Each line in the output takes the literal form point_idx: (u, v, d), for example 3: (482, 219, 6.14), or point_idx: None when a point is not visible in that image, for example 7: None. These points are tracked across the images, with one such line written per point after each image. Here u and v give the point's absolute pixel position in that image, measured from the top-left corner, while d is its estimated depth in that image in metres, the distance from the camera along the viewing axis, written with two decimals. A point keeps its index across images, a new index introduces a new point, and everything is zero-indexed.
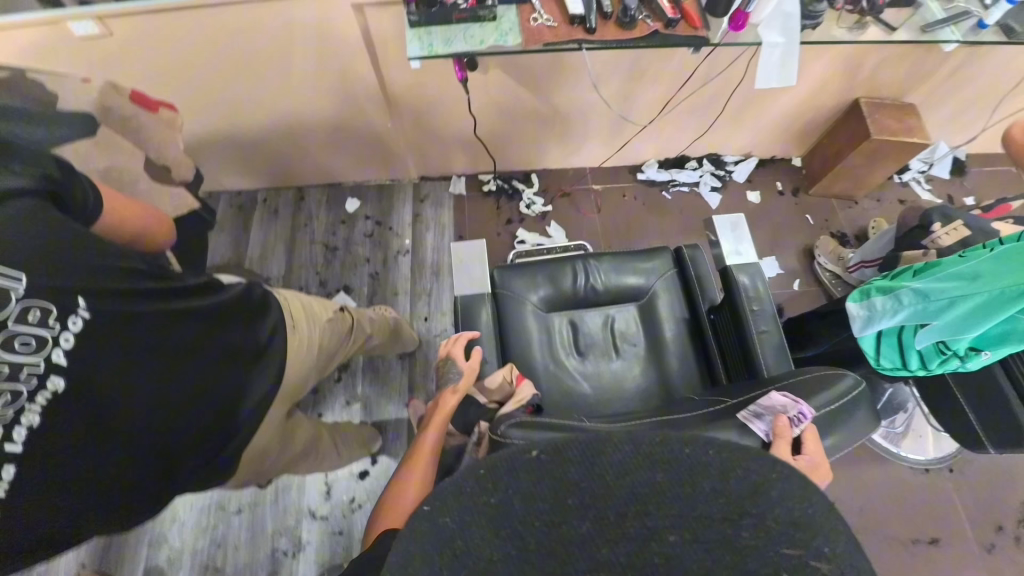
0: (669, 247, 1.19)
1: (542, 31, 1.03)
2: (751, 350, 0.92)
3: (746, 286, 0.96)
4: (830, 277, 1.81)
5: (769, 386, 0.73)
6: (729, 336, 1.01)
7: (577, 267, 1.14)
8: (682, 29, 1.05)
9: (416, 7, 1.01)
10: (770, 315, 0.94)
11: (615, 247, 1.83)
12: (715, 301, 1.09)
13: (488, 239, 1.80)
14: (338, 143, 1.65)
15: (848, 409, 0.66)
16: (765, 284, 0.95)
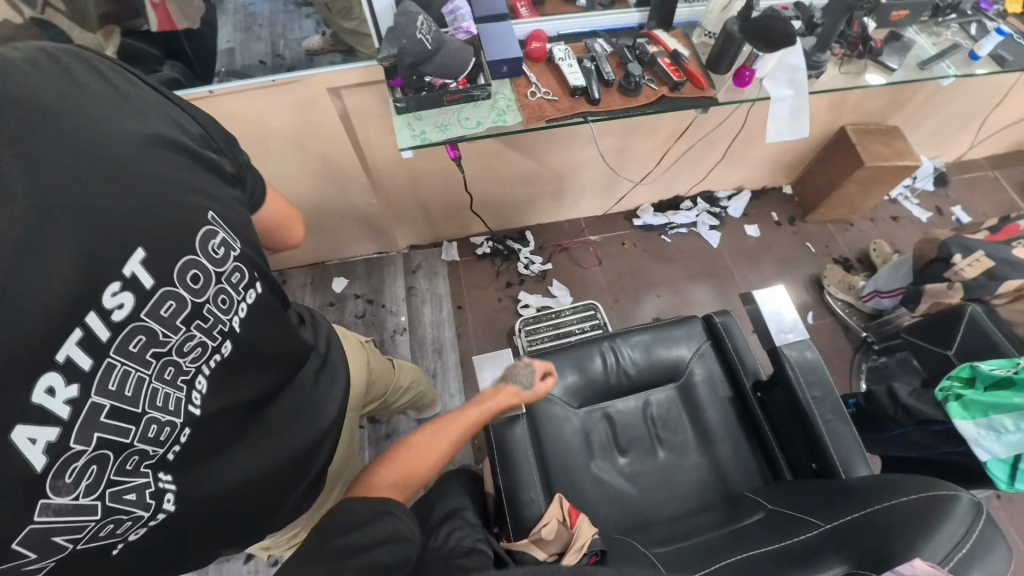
0: (698, 316, 1.11)
1: (543, 107, 0.96)
2: (820, 442, 0.84)
3: (797, 359, 0.89)
4: (843, 306, 1.75)
5: (868, 510, 0.63)
6: (785, 417, 0.91)
7: (604, 348, 1.05)
8: (688, 91, 1.00)
9: (404, 94, 0.93)
10: (829, 390, 0.87)
11: (623, 300, 1.74)
12: (761, 376, 0.99)
13: (489, 306, 1.69)
14: (320, 224, 1.54)
15: (978, 552, 0.55)
16: (819, 356, 0.88)
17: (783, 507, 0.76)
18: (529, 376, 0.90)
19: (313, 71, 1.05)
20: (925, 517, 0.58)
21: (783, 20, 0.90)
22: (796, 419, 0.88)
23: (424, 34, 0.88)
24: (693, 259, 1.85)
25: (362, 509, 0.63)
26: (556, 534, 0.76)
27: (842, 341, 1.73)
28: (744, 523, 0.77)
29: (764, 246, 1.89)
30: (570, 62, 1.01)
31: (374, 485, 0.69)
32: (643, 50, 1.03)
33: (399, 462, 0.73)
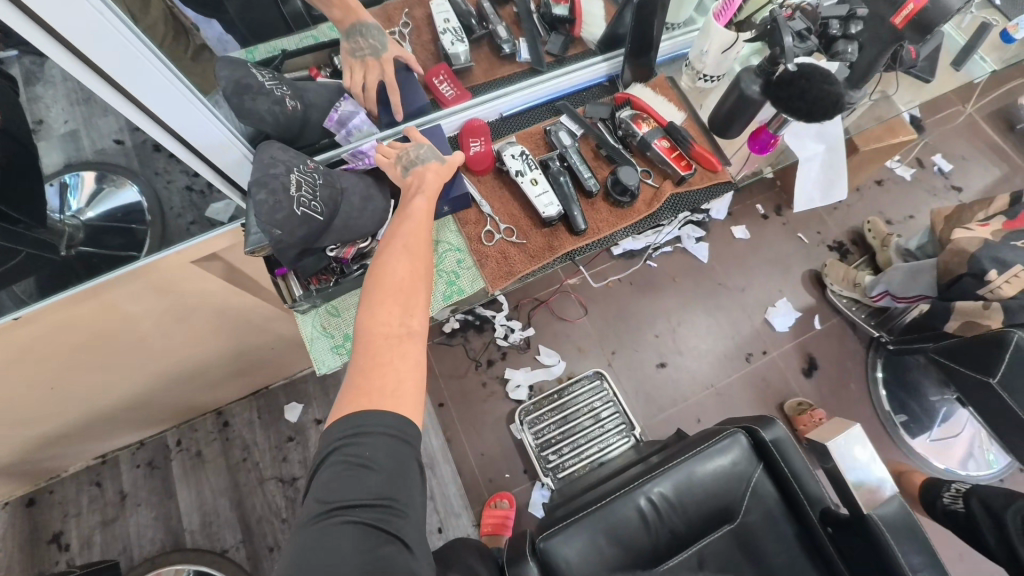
0: (744, 427, 0.95)
1: (510, 257, 0.75)
2: None
3: (883, 513, 0.77)
4: (848, 304, 1.59)
5: None
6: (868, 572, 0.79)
7: (642, 501, 0.91)
8: (699, 181, 0.79)
9: (314, 286, 0.73)
10: (924, 546, 0.75)
11: (621, 350, 1.54)
12: (830, 508, 0.87)
13: (473, 395, 1.47)
14: (245, 361, 1.26)
15: None
16: (907, 508, 0.77)
17: None
18: (434, 153, 0.72)
19: (164, 251, 0.82)
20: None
21: (824, 79, 0.67)
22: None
23: (309, 201, 0.64)
24: (685, 281, 1.63)
25: (372, 430, 0.55)
26: None
27: (852, 341, 1.60)
28: None
29: (756, 248, 1.69)
30: (538, 174, 0.75)
31: (374, 347, 0.60)
32: (626, 129, 0.79)
33: (389, 303, 0.61)
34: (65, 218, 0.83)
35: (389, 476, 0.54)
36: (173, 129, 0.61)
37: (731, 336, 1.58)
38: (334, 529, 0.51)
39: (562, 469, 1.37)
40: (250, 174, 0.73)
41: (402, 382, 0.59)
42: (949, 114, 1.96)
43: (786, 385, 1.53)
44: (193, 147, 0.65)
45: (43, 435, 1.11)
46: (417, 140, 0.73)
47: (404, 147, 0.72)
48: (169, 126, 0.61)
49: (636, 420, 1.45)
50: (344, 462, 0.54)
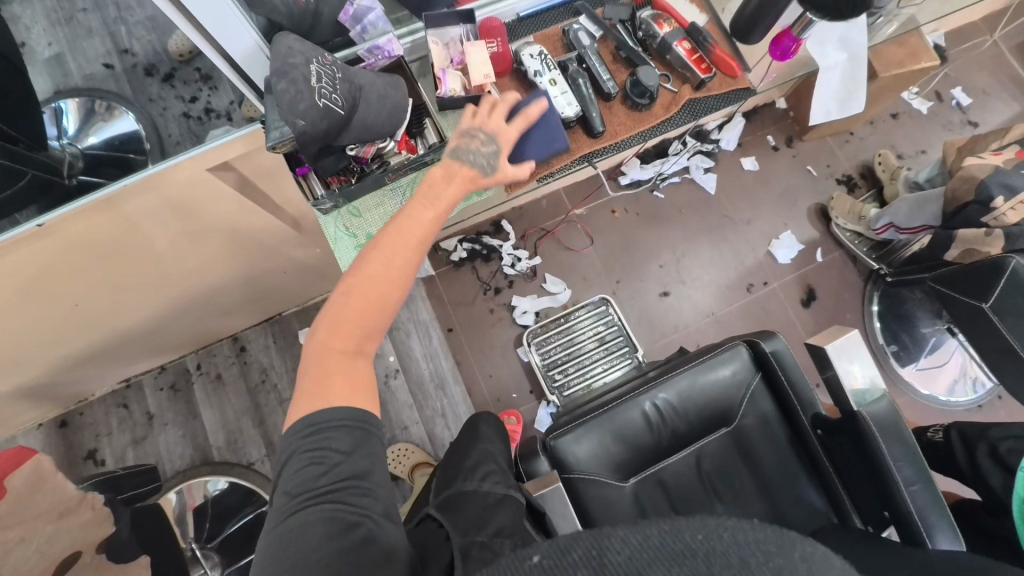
0: (745, 339, 1.01)
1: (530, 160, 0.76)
2: (893, 498, 0.81)
3: (875, 411, 0.82)
4: (852, 237, 1.61)
5: None
6: (857, 467, 0.88)
7: (646, 406, 0.98)
8: (718, 86, 0.78)
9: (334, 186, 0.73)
10: (907, 444, 0.81)
11: (626, 281, 1.57)
12: (820, 412, 0.94)
13: (480, 322, 1.51)
14: (258, 285, 1.28)
15: None
16: (895, 408, 0.82)
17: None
18: (492, 159, 0.69)
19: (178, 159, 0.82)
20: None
21: None
22: (872, 476, 0.85)
23: (330, 93, 0.63)
24: (692, 213, 1.63)
25: (332, 425, 0.60)
26: None
27: (851, 274, 1.63)
28: None
29: (763, 181, 1.68)
30: (557, 74, 0.74)
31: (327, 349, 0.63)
32: (648, 28, 0.77)
33: (342, 307, 0.64)
34: (65, 146, 0.98)
35: (354, 461, 0.59)
36: (199, 22, 0.59)
37: (734, 268, 1.60)
38: (306, 515, 0.55)
39: (566, 388, 1.44)
40: (265, 68, 0.72)
41: (353, 389, 0.63)
42: (976, 43, 1.87)
43: (785, 316, 1.58)
44: (214, 41, 0.63)
45: (73, 353, 1.16)
46: (498, 143, 0.69)
47: (483, 132, 0.69)
48: (190, 13, 0.57)
49: (639, 345, 1.51)
50: (305, 454, 0.58)
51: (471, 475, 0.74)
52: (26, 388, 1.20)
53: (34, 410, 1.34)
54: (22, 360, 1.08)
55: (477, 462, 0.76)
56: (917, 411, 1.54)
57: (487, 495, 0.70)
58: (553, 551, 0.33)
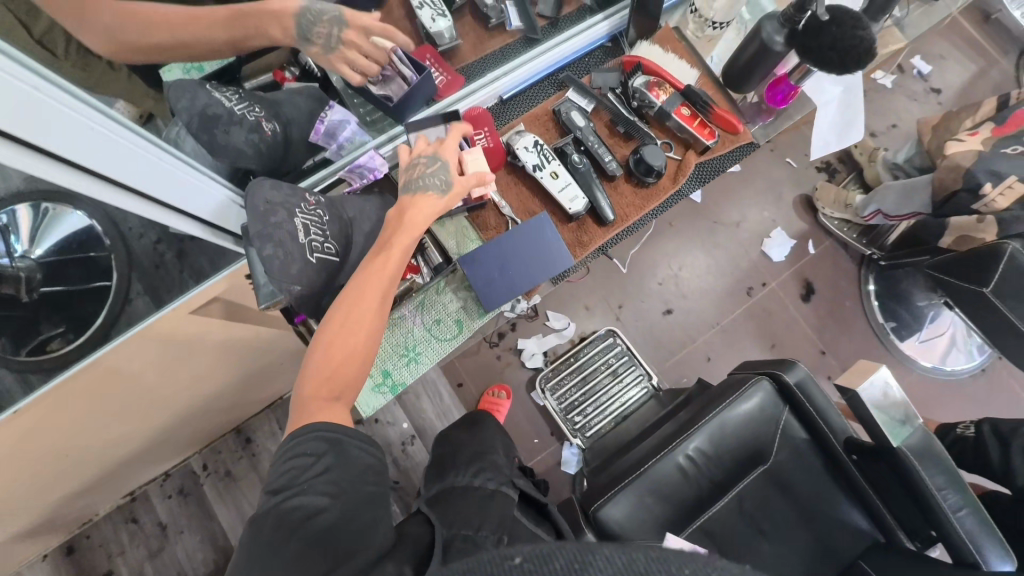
0: (767, 371, 1.01)
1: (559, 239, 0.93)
2: (937, 520, 0.83)
3: (911, 445, 0.84)
4: (840, 225, 1.61)
5: None
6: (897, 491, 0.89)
7: (678, 457, 0.96)
8: (725, 144, 0.97)
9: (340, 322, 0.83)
10: (945, 469, 0.84)
11: (629, 303, 1.55)
12: (850, 436, 0.95)
13: (489, 371, 1.47)
14: (254, 382, 1.21)
15: None
16: (926, 435, 0.84)
17: None
18: (445, 177, 0.78)
19: None
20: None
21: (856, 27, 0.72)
22: (912, 498, 0.87)
23: (321, 244, 0.72)
24: (682, 223, 1.61)
25: (314, 432, 0.64)
26: None
27: (845, 260, 1.64)
28: None
29: (747, 179, 1.67)
30: (558, 165, 0.90)
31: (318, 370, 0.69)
32: (642, 98, 0.95)
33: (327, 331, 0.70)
34: (16, 263, 0.79)
35: (334, 466, 0.62)
36: (165, 201, 0.66)
37: (733, 272, 1.60)
38: (284, 509, 0.58)
39: (588, 428, 1.41)
40: (240, 219, 0.80)
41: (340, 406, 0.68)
42: None
43: (788, 314, 1.59)
44: (185, 211, 0.70)
45: (67, 494, 1.08)
46: (438, 159, 0.78)
47: (420, 158, 0.78)
48: (150, 195, 0.64)
49: (651, 368, 1.49)
50: (286, 462, 0.62)
51: (463, 471, 0.83)
52: (21, 535, 1.11)
53: (34, 549, 1.25)
54: (13, 517, 0.99)
55: (473, 455, 0.88)
56: (926, 386, 1.57)
57: (473, 493, 0.77)
58: (535, 555, 0.36)
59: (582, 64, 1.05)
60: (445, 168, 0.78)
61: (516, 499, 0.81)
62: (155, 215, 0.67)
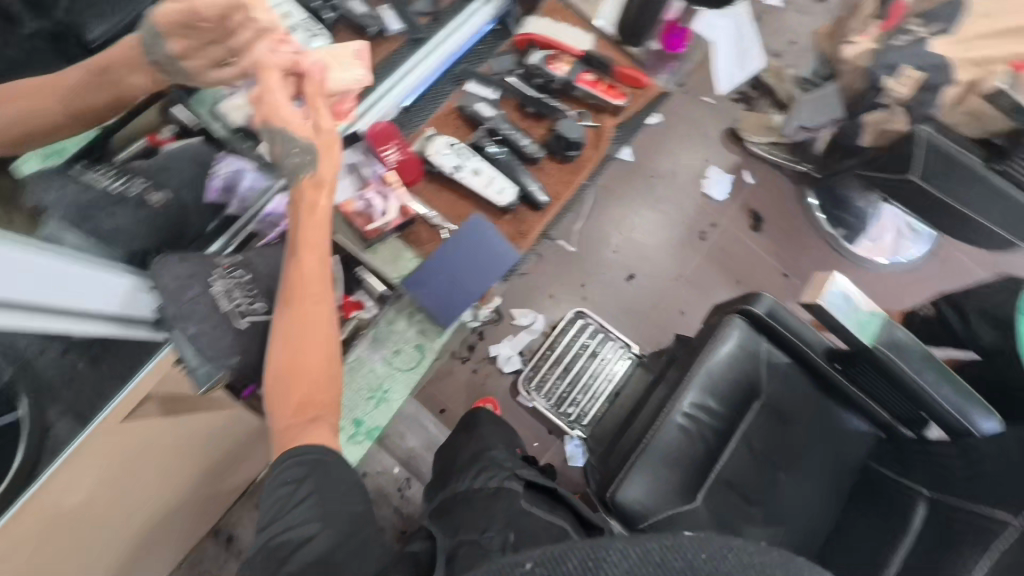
0: (737, 310, 1.02)
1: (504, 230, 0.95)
2: (926, 403, 0.86)
3: (882, 340, 0.87)
4: (768, 149, 1.65)
5: None
6: (886, 388, 0.91)
7: (675, 416, 0.96)
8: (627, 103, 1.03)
9: None
10: (921, 355, 0.87)
11: (590, 280, 1.54)
12: (832, 348, 0.97)
13: (468, 384, 1.44)
14: (223, 472, 1.13)
15: None
16: (896, 330, 0.87)
17: (935, 489, 0.83)
18: (303, 142, 0.71)
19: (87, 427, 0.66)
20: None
21: None
22: (900, 390, 0.89)
23: (250, 306, 0.76)
24: (620, 187, 1.62)
25: (299, 455, 0.64)
26: None
27: (782, 183, 1.68)
28: (920, 526, 0.82)
29: (671, 130, 1.69)
30: (479, 161, 0.94)
31: (287, 382, 0.69)
32: (545, 74, 1.00)
33: (291, 342, 0.70)
34: None
35: (318, 488, 0.62)
36: (56, 305, 0.55)
37: (681, 223, 1.62)
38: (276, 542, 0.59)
39: (585, 417, 1.40)
40: (152, 300, 0.69)
41: (319, 412, 0.70)
42: None
43: (741, 250, 1.61)
44: (84, 310, 0.59)
45: None
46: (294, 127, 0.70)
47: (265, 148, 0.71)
48: (38, 304, 0.52)
49: (629, 338, 1.50)
50: (273, 496, 0.62)
51: (464, 477, 0.79)
52: None
53: None
54: None
55: (472, 459, 0.83)
56: (883, 282, 1.64)
57: (483, 494, 0.74)
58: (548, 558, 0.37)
59: (478, 52, 1.04)
60: (293, 136, 0.71)
61: (524, 490, 0.76)
62: (47, 329, 0.55)
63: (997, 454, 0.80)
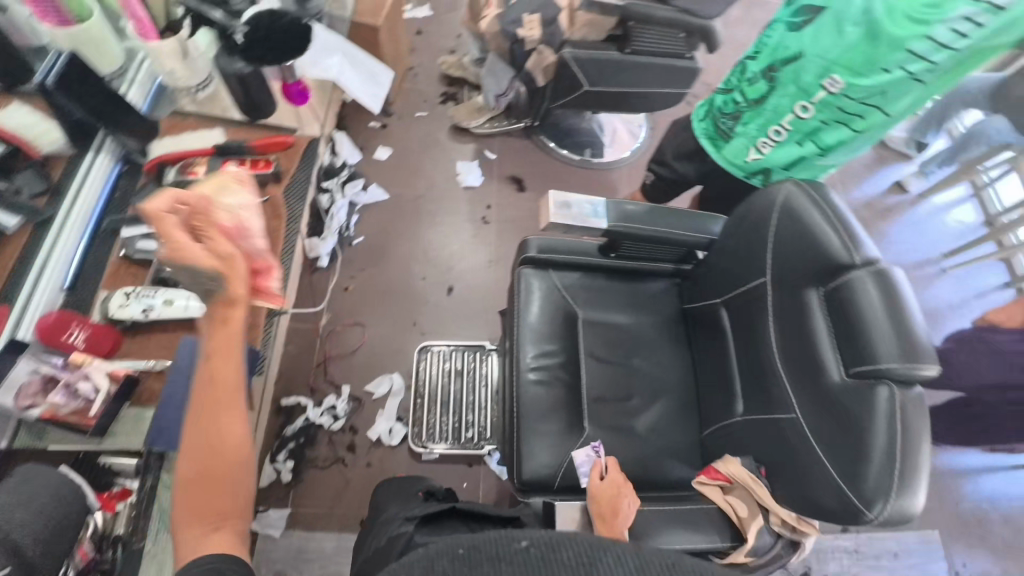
0: (518, 263, 1.08)
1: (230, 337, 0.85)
2: (676, 240, 0.99)
3: (614, 218, 0.97)
4: (489, 124, 1.81)
5: (805, 343, 0.80)
6: (651, 248, 1.03)
7: (524, 380, 0.99)
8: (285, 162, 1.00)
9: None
10: (648, 209, 1.00)
11: (419, 315, 1.52)
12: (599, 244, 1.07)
13: (368, 484, 1.32)
14: None
15: (895, 307, 0.72)
16: (618, 204, 0.98)
17: (723, 294, 0.97)
18: (199, 261, 0.58)
19: None
20: (815, 230, 0.79)
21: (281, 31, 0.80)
22: (658, 243, 1.01)
23: None
24: (394, 222, 1.65)
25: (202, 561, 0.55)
26: (742, 498, 0.81)
27: (520, 140, 1.85)
28: (730, 325, 0.96)
29: (407, 153, 1.78)
30: (167, 292, 0.87)
31: (202, 486, 0.59)
32: (188, 184, 0.94)
33: (208, 455, 0.60)
34: None
35: None
36: None
37: (465, 219, 1.70)
38: None
39: (487, 431, 1.37)
40: None
41: (226, 516, 0.60)
42: None
43: (524, 208, 1.73)
44: None
45: None
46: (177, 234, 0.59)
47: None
48: None
49: (481, 338, 1.51)
50: None
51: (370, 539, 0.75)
52: None
53: None
54: None
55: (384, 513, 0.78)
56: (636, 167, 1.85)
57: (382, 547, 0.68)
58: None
59: (116, 201, 0.94)
60: (195, 263, 0.58)
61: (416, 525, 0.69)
62: None
63: (729, 233, 0.95)
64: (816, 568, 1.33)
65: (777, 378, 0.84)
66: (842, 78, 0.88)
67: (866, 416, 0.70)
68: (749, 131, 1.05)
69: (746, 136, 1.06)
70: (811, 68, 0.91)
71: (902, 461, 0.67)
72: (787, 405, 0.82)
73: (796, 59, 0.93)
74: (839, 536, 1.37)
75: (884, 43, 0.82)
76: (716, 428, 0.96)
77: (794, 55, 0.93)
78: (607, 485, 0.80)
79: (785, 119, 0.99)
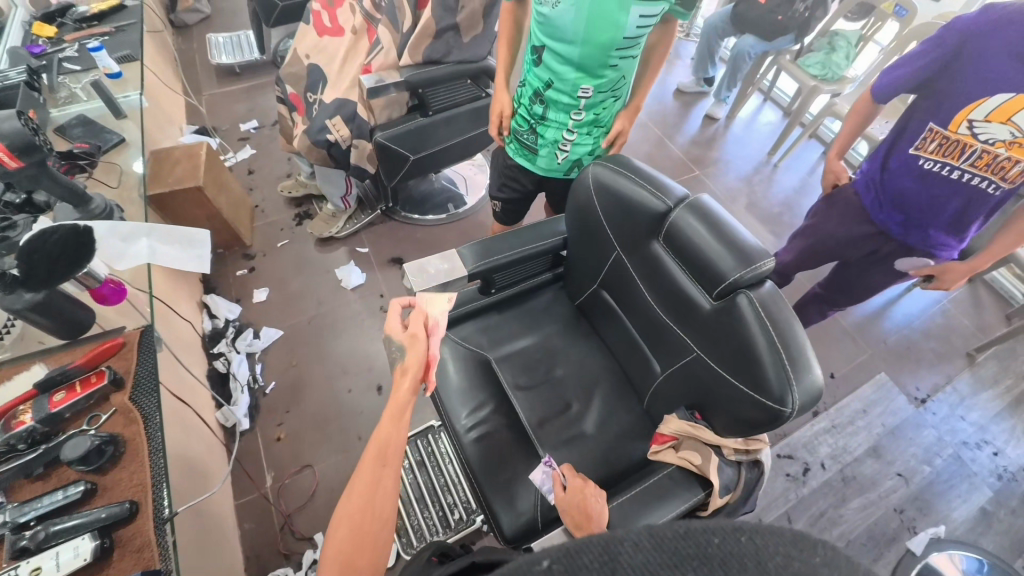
0: None
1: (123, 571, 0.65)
2: (537, 251, 1.05)
3: (475, 260, 1.00)
4: (350, 223, 1.85)
5: (673, 287, 0.87)
6: (521, 267, 1.09)
7: (468, 439, 0.97)
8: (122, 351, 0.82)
9: None
10: (500, 238, 1.04)
11: (360, 428, 1.47)
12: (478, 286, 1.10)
13: None
14: None
15: (717, 228, 0.79)
16: (472, 246, 1.02)
17: (596, 275, 1.03)
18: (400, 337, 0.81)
19: None
20: (627, 196, 0.88)
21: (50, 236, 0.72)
22: (524, 262, 1.07)
23: None
24: (299, 352, 1.60)
25: None
26: (688, 441, 0.85)
27: (384, 225, 1.91)
28: (613, 297, 1.03)
29: (284, 283, 1.75)
30: (32, 558, 0.62)
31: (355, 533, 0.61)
32: (18, 437, 0.71)
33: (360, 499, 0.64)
34: None
35: None
36: None
37: (366, 317, 1.69)
38: None
39: (471, 505, 1.32)
40: None
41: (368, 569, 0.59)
42: (209, 109, 2.26)
43: None
44: None
45: None
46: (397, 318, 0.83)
47: None
48: None
49: (427, 419, 1.48)
50: None
51: None
52: None
53: None
54: None
55: None
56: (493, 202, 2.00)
57: None
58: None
59: None
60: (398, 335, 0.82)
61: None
62: None
63: (570, 226, 1.03)
64: (812, 460, 1.38)
65: (668, 325, 0.90)
66: (592, 84, 1.01)
67: (742, 325, 0.76)
68: (547, 148, 1.16)
69: (547, 153, 1.17)
70: (567, 87, 1.03)
71: (786, 349, 0.73)
72: (688, 347, 0.88)
73: (551, 84, 1.04)
74: (814, 421, 1.45)
75: (607, 51, 0.94)
76: (651, 395, 0.99)
77: (548, 81, 1.05)
78: (571, 495, 0.80)
79: (570, 129, 1.11)
